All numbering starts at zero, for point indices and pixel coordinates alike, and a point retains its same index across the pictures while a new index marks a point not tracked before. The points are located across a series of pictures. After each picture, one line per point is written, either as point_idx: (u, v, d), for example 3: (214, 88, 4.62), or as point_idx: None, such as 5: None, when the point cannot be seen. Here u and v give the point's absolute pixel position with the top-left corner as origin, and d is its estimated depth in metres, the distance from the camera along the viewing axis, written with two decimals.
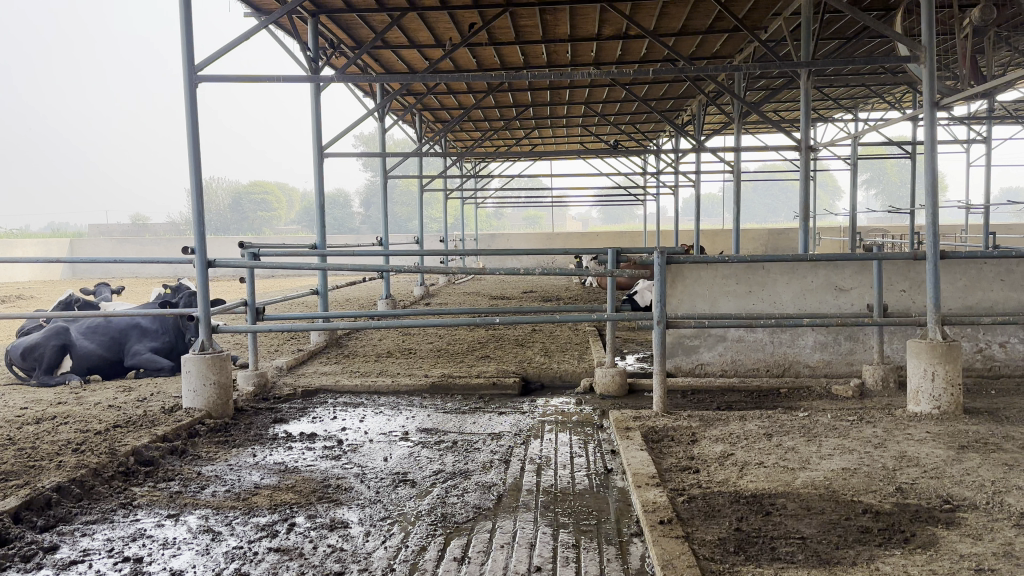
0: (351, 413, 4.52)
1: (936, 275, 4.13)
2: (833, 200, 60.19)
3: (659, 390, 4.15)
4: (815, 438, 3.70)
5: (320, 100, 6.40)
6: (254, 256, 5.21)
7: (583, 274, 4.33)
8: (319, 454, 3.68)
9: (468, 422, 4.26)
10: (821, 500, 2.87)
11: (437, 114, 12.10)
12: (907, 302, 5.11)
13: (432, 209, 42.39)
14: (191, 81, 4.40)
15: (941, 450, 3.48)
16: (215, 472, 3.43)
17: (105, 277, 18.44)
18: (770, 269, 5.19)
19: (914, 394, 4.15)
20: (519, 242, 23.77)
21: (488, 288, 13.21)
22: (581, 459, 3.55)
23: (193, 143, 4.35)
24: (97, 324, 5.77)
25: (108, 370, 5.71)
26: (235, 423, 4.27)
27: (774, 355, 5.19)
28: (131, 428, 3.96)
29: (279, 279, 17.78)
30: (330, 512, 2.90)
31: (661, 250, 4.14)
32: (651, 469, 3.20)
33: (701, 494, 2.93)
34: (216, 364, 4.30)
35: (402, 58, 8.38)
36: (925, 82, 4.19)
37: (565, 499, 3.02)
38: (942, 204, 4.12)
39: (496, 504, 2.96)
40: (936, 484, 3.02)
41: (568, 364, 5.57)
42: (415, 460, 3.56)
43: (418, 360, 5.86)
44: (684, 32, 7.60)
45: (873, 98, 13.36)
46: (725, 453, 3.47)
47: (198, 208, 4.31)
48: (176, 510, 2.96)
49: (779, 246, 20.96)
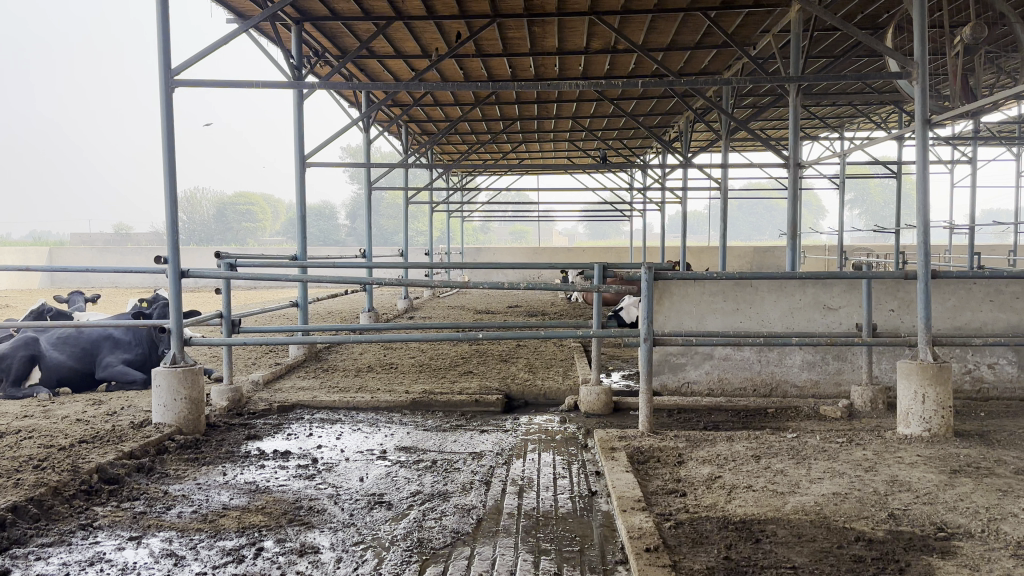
0: (328, 430, 4.38)
1: (927, 295, 4.06)
2: (817, 218, 60.67)
3: (645, 409, 4.05)
4: (804, 461, 3.61)
5: (303, 109, 6.29)
6: (231, 267, 5.06)
7: (568, 289, 4.22)
8: (292, 474, 3.54)
9: (448, 441, 4.14)
10: (812, 526, 2.77)
11: (423, 126, 12.03)
12: (896, 321, 5.06)
13: (418, 222, 42.29)
14: (167, 85, 4.27)
15: (933, 475, 3.39)
16: (183, 492, 3.28)
17: (83, 287, 18.23)
18: (759, 286, 5.12)
19: (903, 416, 4.06)
20: (505, 256, 23.71)
21: (473, 302, 13.09)
22: (564, 481, 3.43)
23: (168, 151, 4.21)
24: (67, 335, 5.60)
25: (78, 382, 5.53)
26: (206, 440, 4.12)
27: (761, 374, 5.10)
28: (97, 444, 3.81)
29: (260, 291, 17.61)
30: (300, 536, 2.76)
31: (649, 265, 4.05)
32: (637, 492, 3.09)
33: (689, 520, 2.82)
34: (188, 378, 4.16)
35: (389, 68, 8.29)
36: (917, 99, 4.13)
37: (548, 523, 2.90)
38: (933, 222, 4.05)
39: (475, 529, 2.84)
40: (930, 511, 2.93)
41: (552, 380, 5.46)
42: (392, 480, 3.43)
43: (399, 375, 5.73)
44: (673, 47, 7.57)
45: (859, 117, 13.41)
46: (712, 475, 3.37)
47: (172, 216, 4.17)
48: (138, 533, 2.81)
49: (765, 264, 20.99)
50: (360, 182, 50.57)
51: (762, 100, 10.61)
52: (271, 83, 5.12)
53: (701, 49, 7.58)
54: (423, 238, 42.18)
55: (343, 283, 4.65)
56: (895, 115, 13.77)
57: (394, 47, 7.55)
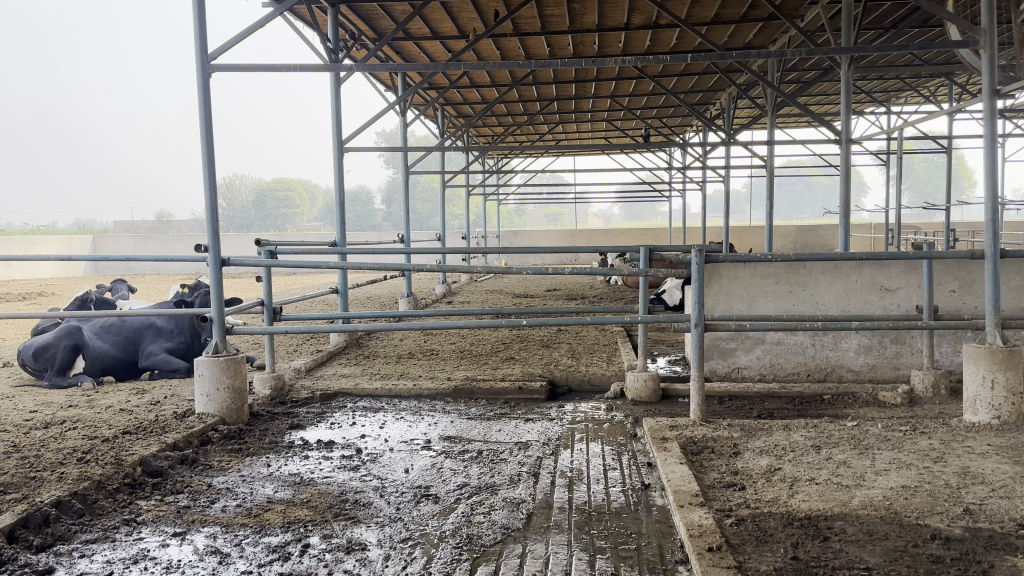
0: (371, 418, 4.31)
1: (996, 275, 3.85)
2: (860, 195, 59.38)
3: (697, 398, 3.89)
4: (867, 451, 3.43)
5: (340, 92, 6.19)
6: (270, 254, 4.98)
7: (615, 272, 4.06)
8: (336, 465, 3.47)
9: (494, 430, 4.04)
10: (883, 523, 2.61)
11: (458, 108, 11.91)
12: (958, 303, 4.83)
13: (453, 206, 42.37)
14: (204, 70, 4.20)
15: (1007, 466, 3.20)
16: (226, 484, 3.24)
17: (126, 276, 18.60)
18: (813, 267, 4.91)
19: (970, 402, 3.86)
20: (541, 239, 23.60)
21: (512, 286, 13.00)
22: (615, 473, 3.31)
23: (206, 138, 4.15)
24: (111, 324, 5.63)
25: (122, 371, 5.56)
26: (250, 429, 4.07)
27: (815, 358, 4.92)
28: (140, 435, 3.77)
29: (298, 277, 17.73)
30: (346, 532, 2.69)
31: (700, 247, 3.88)
32: (694, 486, 2.95)
33: (751, 516, 2.68)
34: (231, 368, 4.10)
35: (424, 49, 8.16)
36: (985, 69, 3.88)
37: (601, 519, 2.78)
38: (1003, 198, 3.81)
39: (526, 524, 2.73)
40: (1008, 506, 2.75)
41: (597, 366, 5.32)
42: (438, 472, 3.34)
43: (440, 362, 5.65)
44: (717, 20, 7.32)
45: (908, 90, 12.93)
46: (771, 467, 3.22)
47: (212, 203, 4.11)
48: (183, 528, 2.76)
49: (808, 243, 20.54)
50: (395, 167, 50.76)
51: (807, 73, 10.26)
52: (308, 66, 5.03)
53: (745, 22, 7.33)
54: (458, 221, 42.23)
55: (385, 269, 4.48)
56: (947, 87, 13.29)
57: (430, 27, 7.41)
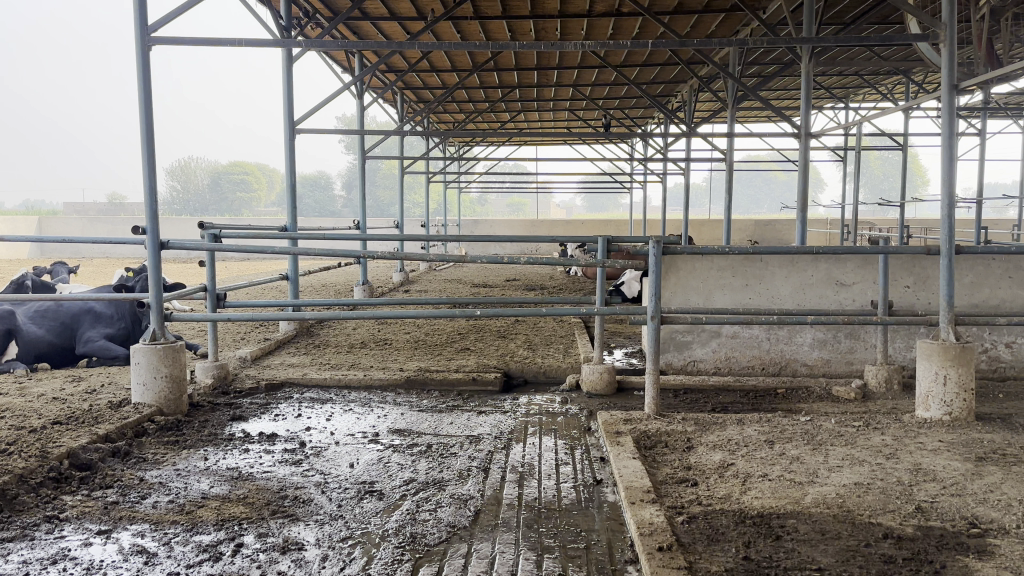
0: (318, 410, 4.16)
1: (950, 271, 3.84)
2: (816, 191, 60.37)
3: (651, 391, 3.83)
4: (821, 447, 3.40)
5: (292, 71, 5.99)
6: (214, 238, 4.78)
7: (571, 263, 3.95)
8: (278, 459, 3.32)
9: (444, 423, 3.92)
10: (837, 521, 2.57)
11: (419, 92, 11.69)
12: (911, 299, 4.85)
13: (414, 194, 42.01)
14: (143, 42, 3.99)
15: (959, 463, 3.19)
16: (159, 479, 3.07)
17: (72, 259, 17.99)
18: (769, 261, 4.89)
19: (923, 398, 3.86)
20: (503, 228, 23.49)
21: (471, 275, 12.87)
22: (567, 468, 3.22)
23: (145, 114, 3.94)
24: (46, 308, 5.38)
25: (57, 357, 5.31)
26: (188, 420, 3.90)
27: (770, 352, 4.90)
28: (71, 425, 3.58)
29: (253, 263, 17.35)
30: (283, 531, 2.56)
31: (658, 239, 3.81)
32: (646, 482, 2.88)
33: (702, 513, 2.62)
34: (169, 356, 3.92)
35: (382, 30, 7.97)
36: (944, 65, 3.87)
37: (550, 516, 2.70)
38: (958, 195, 3.81)
39: (473, 522, 2.63)
40: (959, 503, 2.73)
41: (552, 358, 5.24)
42: (384, 467, 3.22)
43: (393, 352, 5.51)
44: (680, 10, 7.27)
45: (866, 88, 13.08)
46: (724, 463, 3.17)
47: (151, 183, 3.91)
48: (108, 526, 2.60)
49: (766, 238, 20.75)
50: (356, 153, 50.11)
51: (768, 68, 10.29)
52: (256, 42, 4.82)
53: (709, 12, 7.29)
54: (419, 209, 41.94)
55: (334, 255, 4.29)
56: (904, 85, 13.48)
57: (388, 7, 7.22)
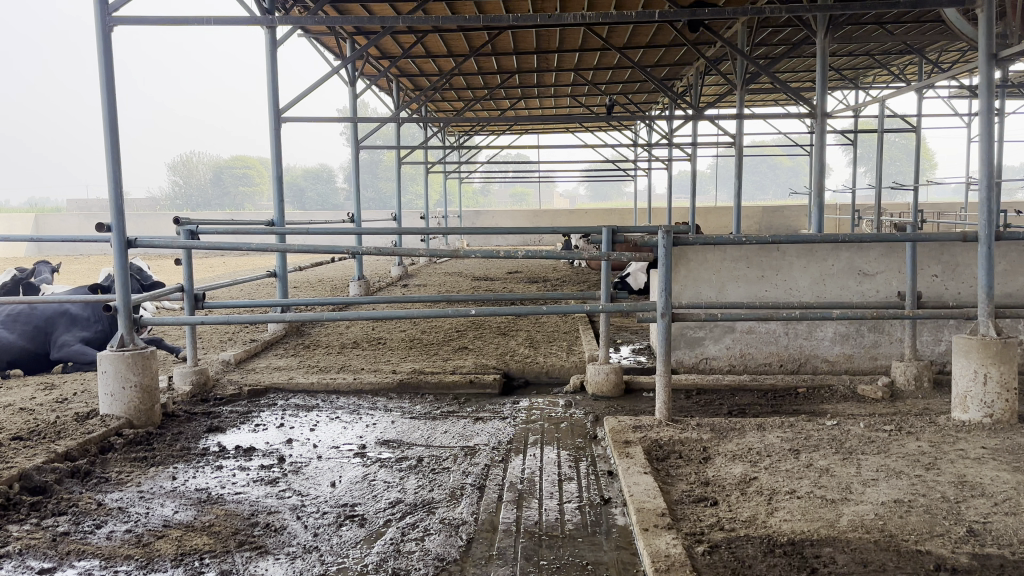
0: (303, 419, 3.86)
1: (990, 258, 3.51)
2: None
3: (662, 395, 3.49)
4: (852, 457, 3.08)
5: (276, 55, 5.66)
6: (191, 234, 4.44)
7: (575, 255, 3.58)
8: (253, 478, 3.02)
9: (438, 432, 3.61)
10: (877, 549, 2.25)
11: (415, 79, 11.35)
12: (939, 288, 4.52)
13: (415, 188, 41.79)
14: (104, 21, 3.66)
15: (1007, 473, 2.87)
16: (120, 503, 2.77)
17: (69, 258, 17.76)
18: (786, 251, 4.55)
19: (959, 399, 3.54)
20: (505, 220, 23.18)
21: (472, 269, 12.56)
22: (571, 485, 2.90)
23: (108, 101, 3.62)
24: (18, 313, 5.09)
25: (32, 364, 5.02)
26: (160, 434, 3.59)
27: (788, 348, 4.58)
28: (29, 442, 3.27)
29: (250, 258, 17.04)
30: (248, 567, 2.25)
31: (668, 229, 3.45)
32: (660, 503, 2.56)
33: (726, 541, 2.31)
34: (139, 363, 3.61)
35: (372, 8, 7.62)
36: (982, 32, 3.50)
37: (553, 546, 2.38)
38: (998, 177, 3.45)
39: (464, 555, 2.31)
40: (1015, 525, 2.41)
41: (555, 357, 4.91)
42: (369, 485, 2.91)
43: (386, 353, 5.20)
44: None
45: (876, 69, 12.72)
46: (746, 477, 2.85)
47: (115, 175, 3.60)
48: (52, 563, 2.29)
49: (773, 224, 20.39)
50: None
51: (777, 48, 9.94)
52: (231, 21, 4.48)
53: None
54: (421, 202, 41.79)
55: (317, 250, 3.74)
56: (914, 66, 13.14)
57: None
